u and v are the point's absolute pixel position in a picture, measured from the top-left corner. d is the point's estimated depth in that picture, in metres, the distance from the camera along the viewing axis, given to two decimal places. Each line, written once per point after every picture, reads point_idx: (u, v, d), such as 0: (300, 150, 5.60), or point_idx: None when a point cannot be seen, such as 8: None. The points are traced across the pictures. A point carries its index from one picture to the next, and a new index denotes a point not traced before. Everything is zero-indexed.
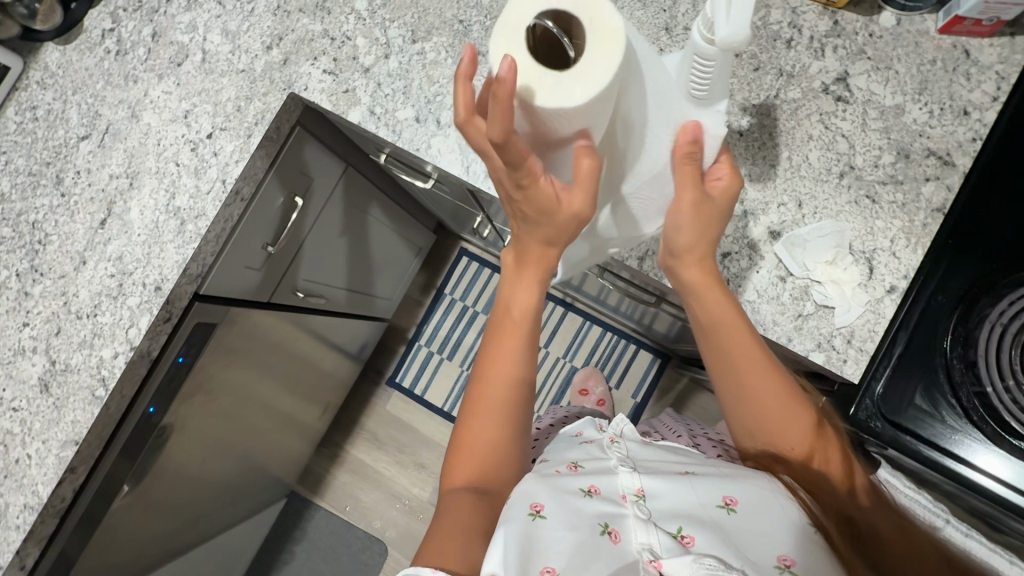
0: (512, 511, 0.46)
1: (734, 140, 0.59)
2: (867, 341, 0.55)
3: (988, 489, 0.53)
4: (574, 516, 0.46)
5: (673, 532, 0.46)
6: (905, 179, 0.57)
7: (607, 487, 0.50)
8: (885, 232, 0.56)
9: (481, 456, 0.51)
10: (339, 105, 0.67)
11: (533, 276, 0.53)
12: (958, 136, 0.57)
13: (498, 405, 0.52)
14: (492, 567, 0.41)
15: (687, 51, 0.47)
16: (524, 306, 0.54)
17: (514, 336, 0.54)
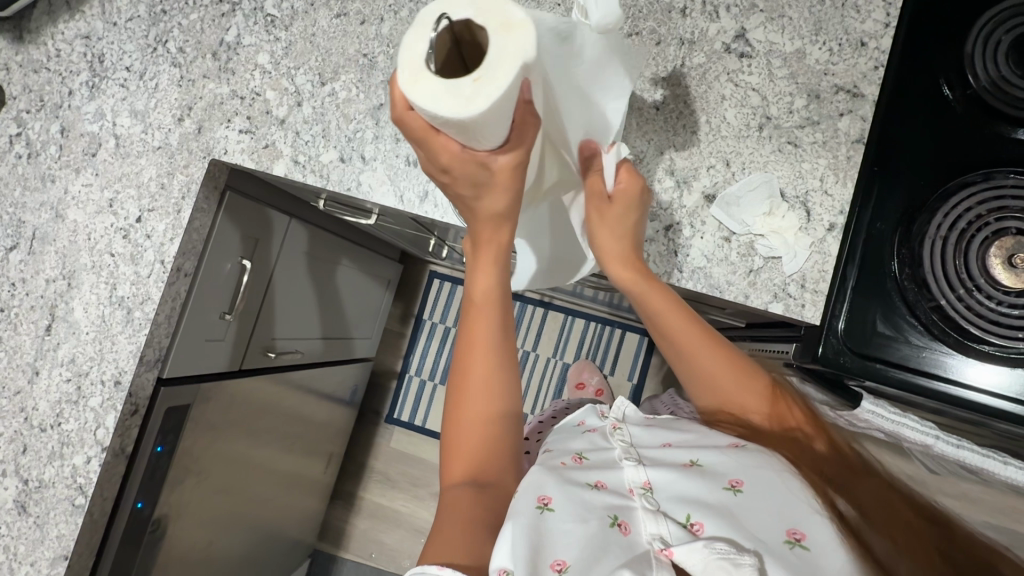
0: (519, 505, 0.45)
1: (652, 114, 0.60)
2: (819, 281, 0.56)
3: (965, 399, 0.54)
4: (581, 510, 0.45)
5: (683, 521, 0.45)
6: (820, 119, 0.58)
7: (614, 482, 0.49)
8: (813, 172, 0.57)
9: (474, 454, 0.49)
10: (262, 161, 0.66)
11: (489, 256, 0.50)
12: (860, 68, 0.58)
13: (483, 392, 0.50)
14: (502, 561, 0.39)
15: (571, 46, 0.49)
16: (488, 287, 0.51)
17: (484, 320, 0.51)
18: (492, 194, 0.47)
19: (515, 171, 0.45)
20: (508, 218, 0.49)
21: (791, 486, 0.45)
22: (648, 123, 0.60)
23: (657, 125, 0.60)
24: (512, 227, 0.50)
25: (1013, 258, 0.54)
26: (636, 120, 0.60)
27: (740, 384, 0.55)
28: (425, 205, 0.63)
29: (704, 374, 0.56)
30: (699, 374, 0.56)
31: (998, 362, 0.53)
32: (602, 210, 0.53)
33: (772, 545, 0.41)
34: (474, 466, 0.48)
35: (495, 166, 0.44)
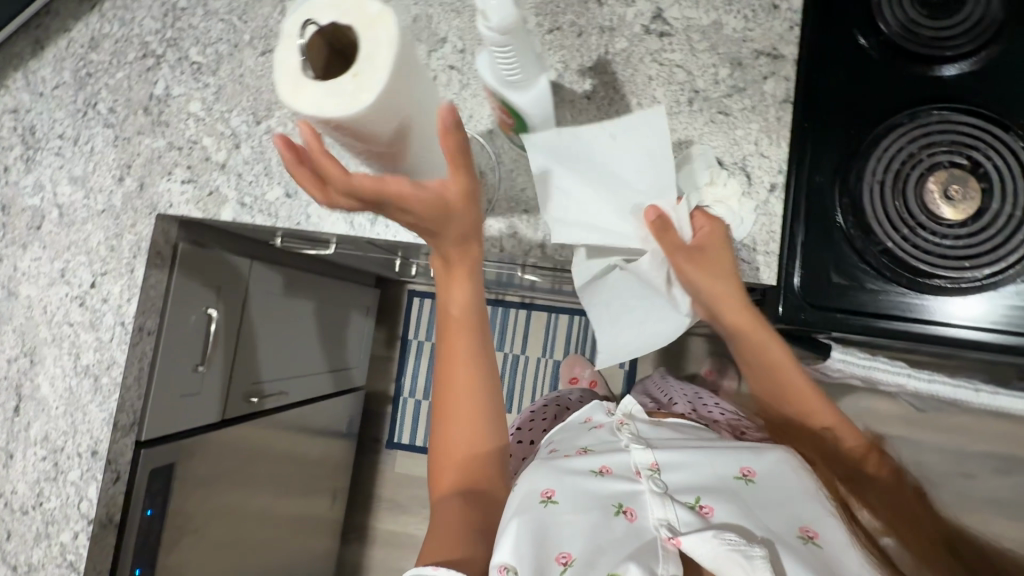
0: (525, 502, 0.50)
1: (585, 105, 0.61)
2: (769, 242, 0.57)
3: (925, 334, 0.55)
4: (585, 500, 0.50)
5: (692, 504, 0.50)
6: (746, 85, 0.59)
7: (618, 466, 0.54)
8: (748, 137, 0.58)
9: (465, 469, 0.51)
10: (209, 209, 0.66)
11: (462, 273, 0.50)
12: (777, 30, 0.59)
13: (466, 412, 0.51)
14: (502, 559, 0.45)
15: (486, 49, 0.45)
16: (461, 309, 0.51)
17: (464, 342, 0.52)
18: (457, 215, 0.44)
19: (467, 193, 0.43)
20: (474, 236, 0.47)
21: (808, 489, 0.51)
22: (583, 113, 0.61)
23: (591, 114, 0.61)
24: (479, 245, 0.49)
25: (947, 192, 0.56)
26: (569, 113, 0.61)
27: (793, 382, 0.60)
28: (377, 227, 0.63)
29: (764, 360, 0.60)
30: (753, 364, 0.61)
31: (968, 293, 0.54)
32: (700, 261, 0.55)
33: (780, 534, 0.47)
34: (463, 478, 0.51)
35: (444, 188, 0.42)
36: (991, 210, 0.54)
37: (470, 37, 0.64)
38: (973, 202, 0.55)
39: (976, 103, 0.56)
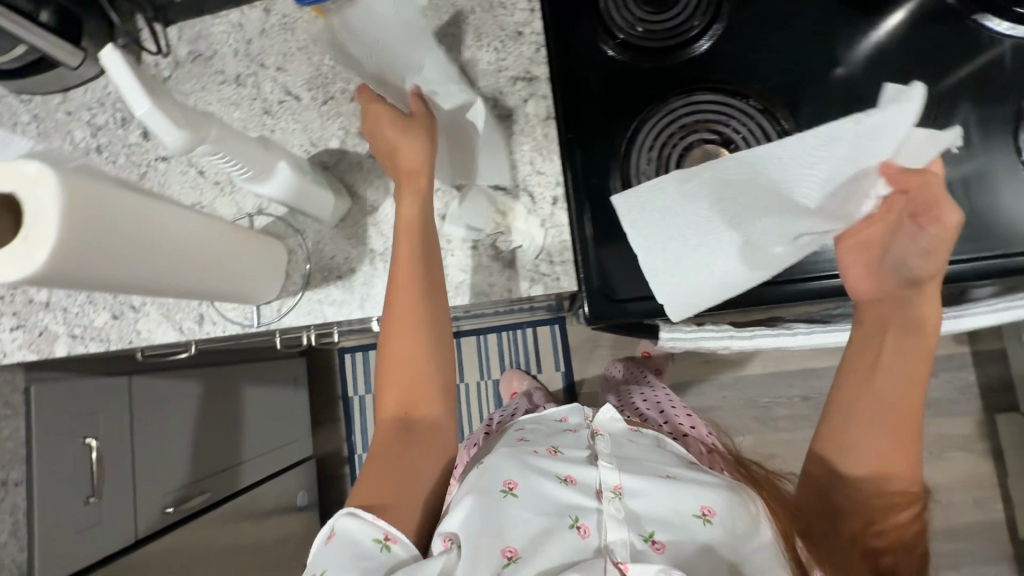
0: (487, 487, 0.55)
1: (371, 164, 0.63)
2: (562, 253, 0.60)
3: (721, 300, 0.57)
4: (542, 505, 0.54)
5: (647, 537, 0.52)
6: (512, 112, 0.62)
7: (582, 477, 0.58)
8: (523, 159, 0.61)
9: (404, 393, 0.56)
10: (42, 348, 0.66)
11: (410, 188, 0.56)
12: (526, 54, 0.62)
13: (412, 345, 0.56)
14: (454, 529, 0.51)
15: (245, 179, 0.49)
16: (417, 214, 0.57)
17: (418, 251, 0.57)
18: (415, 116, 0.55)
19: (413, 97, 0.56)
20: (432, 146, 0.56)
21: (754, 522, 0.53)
22: (371, 172, 0.63)
23: (379, 170, 0.63)
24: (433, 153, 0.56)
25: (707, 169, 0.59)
26: (360, 175, 0.63)
27: (911, 402, 0.53)
28: (206, 326, 0.64)
29: (900, 367, 0.53)
30: (876, 357, 0.54)
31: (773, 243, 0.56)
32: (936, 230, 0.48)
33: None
34: (404, 400, 0.56)
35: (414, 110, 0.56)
36: None
37: (251, 126, 0.66)
38: None
39: (717, 78, 0.60)
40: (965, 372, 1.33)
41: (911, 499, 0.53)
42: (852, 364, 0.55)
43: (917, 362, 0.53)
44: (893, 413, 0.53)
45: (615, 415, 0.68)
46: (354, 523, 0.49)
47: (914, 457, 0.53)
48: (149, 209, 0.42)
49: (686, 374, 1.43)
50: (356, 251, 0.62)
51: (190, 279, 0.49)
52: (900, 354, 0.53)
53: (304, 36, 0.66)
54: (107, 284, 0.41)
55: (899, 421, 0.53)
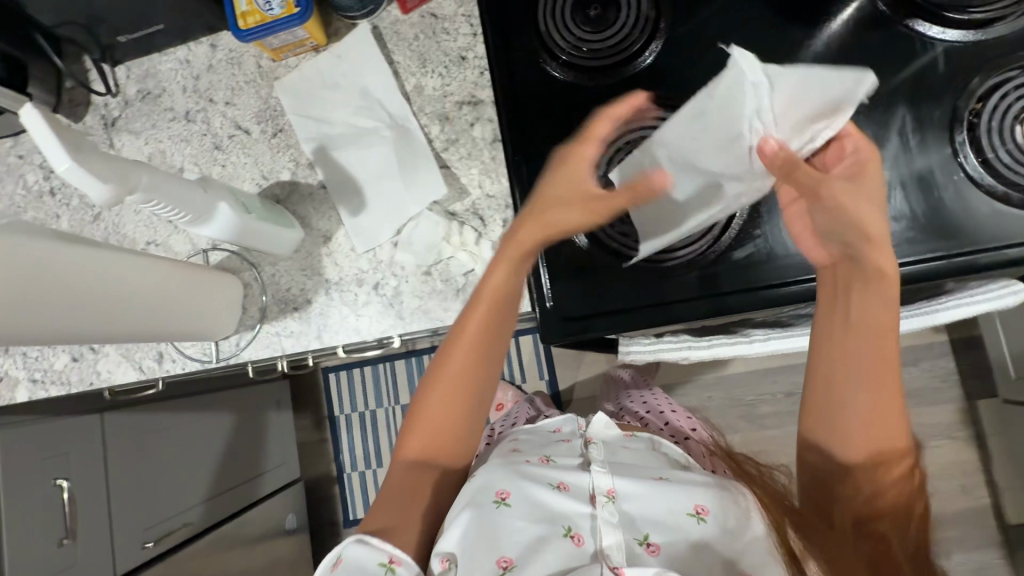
0: (481, 497, 0.56)
1: (323, 193, 0.63)
2: (513, 274, 0.60)
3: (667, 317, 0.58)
4: (536, 511, 0.55)
5: (641, 540, 0.53)
6: (459, 136, 0.62)
7: (575, 484, 0.59)
8: (471, 182, 0.61)
9: (431, 438, 0.58)
10: (3, 394, 0.66)
11: (510, 257, 0.53)
12: (470, 78, 0.63)
13: (453, 396, 0.57)
14: (449, 545, 0.53)
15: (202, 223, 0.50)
16: (507, 285, 0.54)
17: (496, 315, 0.55)
18: (573, 170, 0.53)
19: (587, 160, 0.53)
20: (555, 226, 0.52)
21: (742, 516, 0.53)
22: (323, 203, 0.63)
23: (331, 199, 0.63)
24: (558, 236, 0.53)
25: None
26: (312, 206, 0.63)
27: (884, 359, 0.50)
28: (165, 364, 0.64)
29: (859, 323, 0.50)
30: (843, 316, 0.51)
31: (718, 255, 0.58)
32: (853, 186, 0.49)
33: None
34: (432, 443, 0.58)
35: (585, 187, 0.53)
36: None
37: (203, 163, 0.66)
38: None
39: (659, 93, 0.61)
40: (943, 361, 1.34)
41: (901, 457, 0.50)
42: (822, 326, 0.52)
43: (890, 352, 0.50)
44: (865, 374, 0.50)
45: (608, 422, 0.70)
46: (361, 549, 0.52)
47: (896, 414, 0.50)
48: (73, 257, 0.45)
49: (669, 376, 1.44)
50: (311, 282, 0.63)
51: (135, 322, 0.51)
52: (862, 310, 0.50)
53: (251, 70, 0.66)
54: (32, 330, 0.44)
55: (870, 381, 0.50)
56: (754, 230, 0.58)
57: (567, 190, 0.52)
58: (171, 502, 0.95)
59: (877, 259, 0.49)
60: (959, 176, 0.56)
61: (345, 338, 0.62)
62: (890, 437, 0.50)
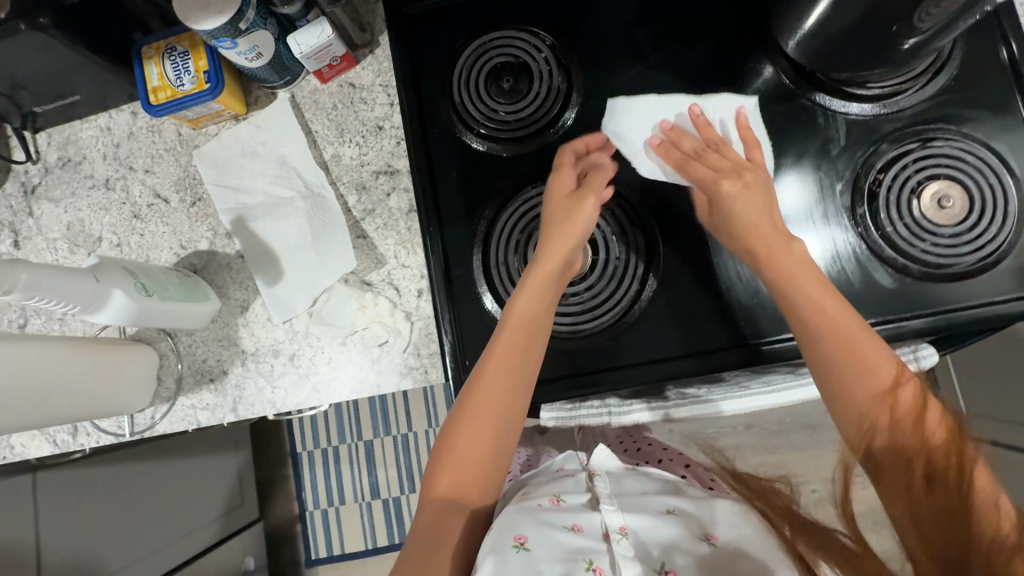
0: (500, 542, 0.50)
1: (240, 262, 0.63)
2: (428, 344, 0.60)
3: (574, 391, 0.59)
4: (554, 551, 0.50)
5: (659, 568, 0.51)
6: (376, 206, 0.62)
7: (590, 524, 0.54)
8: (388, 253, 0.61)
9: (462, 472, 0.52)
10: None
11: (540, 282, 0.54)
12: (387, 148, 0.63)
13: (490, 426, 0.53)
14: None
15: (108, 295, 0.49)
16: (536, 311, 0.54)
17: (524, 346, 0.54)
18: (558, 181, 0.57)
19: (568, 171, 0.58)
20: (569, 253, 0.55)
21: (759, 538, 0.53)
22: (240, 273, 0.63)
23: (247, 267, 0.63)
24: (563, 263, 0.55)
25: None
26: (229, 275, 0.63)
27: (844, 322, 0.51)
28: (80, 437, 0.63)
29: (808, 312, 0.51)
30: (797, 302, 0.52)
31: (627, 329, 0.59)
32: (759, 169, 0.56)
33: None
34: (460, 481, 0.52)
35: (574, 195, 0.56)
36: (602, 259, 0.59)
37: (121, 231, 0.66)
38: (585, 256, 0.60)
39: None
40: None
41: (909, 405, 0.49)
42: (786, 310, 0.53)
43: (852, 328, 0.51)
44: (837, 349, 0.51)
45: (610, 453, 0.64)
46: None
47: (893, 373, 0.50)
48: None
49: None
50: (227, 352, 0.62)
51: (25, 408, 0.51)
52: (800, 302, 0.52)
53: (170, 138, 0.66)
54: None
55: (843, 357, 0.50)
56: (667, 303, 0.59)
57: (566, 215, 0.55)
58: (109, 557, 0.93)
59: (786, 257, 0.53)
60: (860, 247, 0.58)
61: (260, 410, 0.61)
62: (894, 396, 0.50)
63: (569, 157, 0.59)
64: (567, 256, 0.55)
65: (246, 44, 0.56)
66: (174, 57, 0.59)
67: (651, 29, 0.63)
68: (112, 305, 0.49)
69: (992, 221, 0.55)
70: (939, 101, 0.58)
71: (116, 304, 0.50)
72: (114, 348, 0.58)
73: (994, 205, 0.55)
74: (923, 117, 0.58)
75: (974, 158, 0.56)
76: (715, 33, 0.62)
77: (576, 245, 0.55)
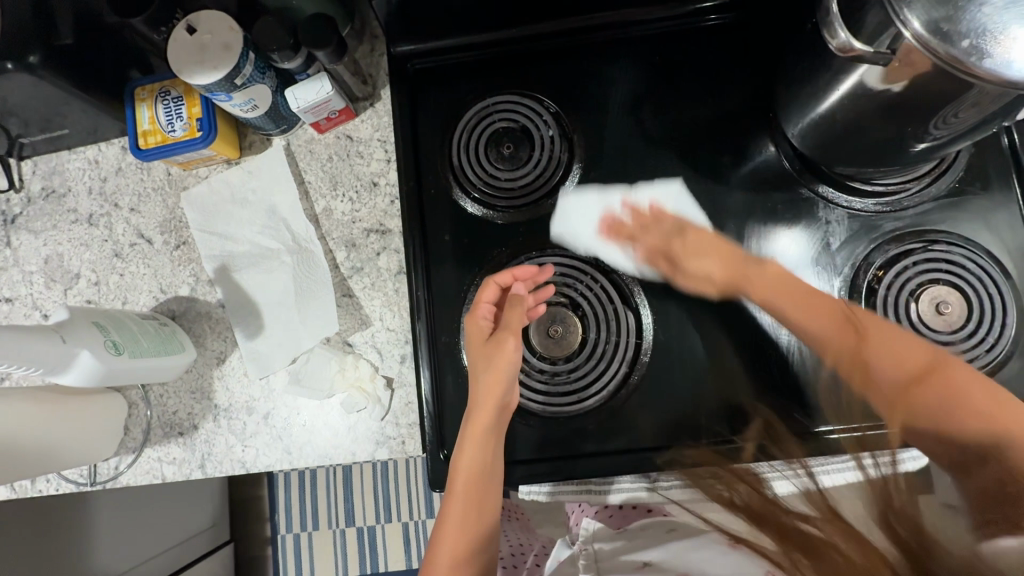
0: None
1: (221, 311, 0.61)
2: (408, 413, 0.58)
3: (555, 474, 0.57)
4: None
5: None
6: (364, 265, 0.61)
7: None
8: (373, 314, 0.60)
9: None
10: None
11: (477, 438, 0.53)
12: (380, 206, 0.62)
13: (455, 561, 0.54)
14: None
15: (69, 349, 0.47)
16: (481, 462, 0.54)
17: (478, 494, 0.55)
18: (473, 327, 0.57)
19: (482, 310, 0.57)
20: (504, 401, 0.54)
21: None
22: (219, 323, 0.61)
23: (228, 318, 0.61)
24: (502, 415, 0.54)
25: (549, 331, 0.58)
26: (208, 325, 0.61)
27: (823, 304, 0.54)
28: (39, 483, 0.60)
29: (804, 312, 0.54)
30: (778, 294, 0.55)
31: (612, 412, 0.58)
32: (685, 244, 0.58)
33: None
34: None
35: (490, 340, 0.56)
36: (592, 339, 0.58)
37: (101, 269, 0.64)
38: (576, 332, 0.58)
39: (569, 237, 0.60)
40: None
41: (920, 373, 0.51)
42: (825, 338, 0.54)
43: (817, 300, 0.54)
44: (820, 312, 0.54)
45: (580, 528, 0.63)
46: None
47: (894, 346, 0.52)
48: None
49: None
50: (199, 406, 0.60)
51: None
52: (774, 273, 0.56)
53: (159, 177, 0.64)
54: None
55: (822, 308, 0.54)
56: (655, 388, 0.57)
57: (492, 362, 0.54)
58: None
59: (782, 285, 0.55)
60: None
61: (229, 469, 0.59)
62: (889, 362, 0.52)
63: (489, 293, 0.57)
64: (500, 402, 0.53)
65: (241, 98, 0.54)
66: (168, 101, 0.58)
67: (658, 102, 0.62)
68: (76, 365, 0.48)
69: (990, 331, 0.54)
70: (941, 201, 0.57)
71: (83, 363, 0.48)
72: (84, 396, 0.57)
73: (992, 314, 0.54)
74: (925, 217, 0.57)
75: (975, 264, 0.55)
76: (721, 109, 0.62)
77: (507, 386, 0.54)
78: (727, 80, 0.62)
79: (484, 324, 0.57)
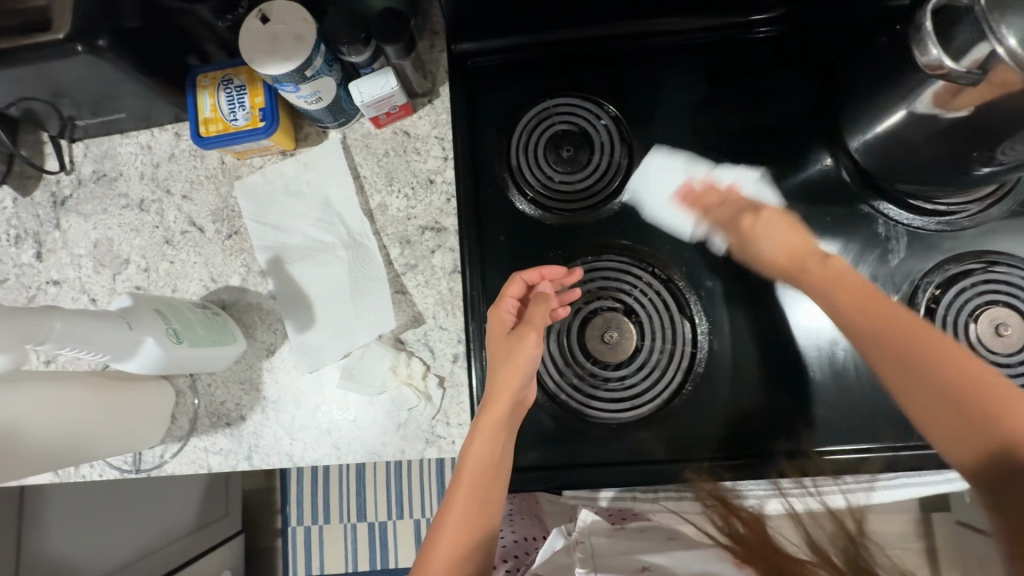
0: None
1: (271, 303, 0.61)
2: (459, 414, 0.58)
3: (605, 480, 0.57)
4: None
5: None
6: (418, 262, 0.61)
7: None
8: (426, 312, 0.60)
9: None
10: None
11: (489, 430, 0.52)
12: (436, 204, 0.62)
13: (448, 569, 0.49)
14: None
15: (133, 334, 0.47)
16: (489, 455, 0.52)
17: (484, 493, 0.52)
18: (494, 320, 0.55)
19: (503, 305, 0.56)
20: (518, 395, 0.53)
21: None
22: (270, 314, 0.61)
23: (279, 310, 0.60)
24: (516, 412, 0.53)
25: (603, 336, 0.58)
26: (259, 316, 0.61)
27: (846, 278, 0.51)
28: (83, 468, 0.60)
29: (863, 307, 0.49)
30: (837, 298, 0.50)
31: (663, 420, 0.57)
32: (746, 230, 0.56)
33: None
34: None
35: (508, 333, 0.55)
36: (646, 347, 0.57)
37: (150, 255, 0.63)
38: (631, 339, 0.57)
39: (625, 243, 0.60)
40: None
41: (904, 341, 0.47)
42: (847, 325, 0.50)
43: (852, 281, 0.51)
44: (894, 345, 0.47)
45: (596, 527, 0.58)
46: None
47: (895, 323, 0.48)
48: None
49: None
50: (247, 397, 0.60)
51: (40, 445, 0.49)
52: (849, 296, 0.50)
53: (213, 164, 0.64)
54: None
55: (897, 338, 0.47)
56: (706, 397, 0.57)
57: (510, 359, 0.52)
58: None
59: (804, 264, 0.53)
60: None
61: (276, 462, 0.59)
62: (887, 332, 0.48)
63: (516, 288, 0.56)
64: (515, 398, 0.52)
65: (308, 90, 0.54)
66: (230, 89, 0.57)
67: (718, 111, 0.62)
68: (139, 351, 0.47)
69: None
70: (1001, 223, 0.57)
71: (143, 350, 0.47)
72: (134, 383, 0.56)
73: None
74: (984, 238, 0.57)
75: None
76: (781, 120, 0.61)
77: (523, 383, 0.53)
78: (788, 91, 0.62)
79: (506, 317, 0.55)
